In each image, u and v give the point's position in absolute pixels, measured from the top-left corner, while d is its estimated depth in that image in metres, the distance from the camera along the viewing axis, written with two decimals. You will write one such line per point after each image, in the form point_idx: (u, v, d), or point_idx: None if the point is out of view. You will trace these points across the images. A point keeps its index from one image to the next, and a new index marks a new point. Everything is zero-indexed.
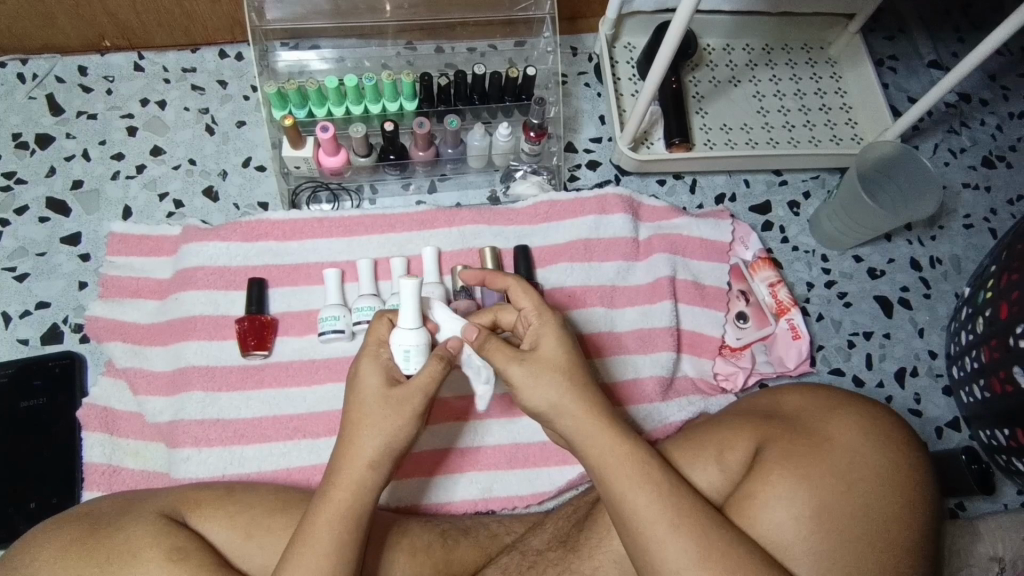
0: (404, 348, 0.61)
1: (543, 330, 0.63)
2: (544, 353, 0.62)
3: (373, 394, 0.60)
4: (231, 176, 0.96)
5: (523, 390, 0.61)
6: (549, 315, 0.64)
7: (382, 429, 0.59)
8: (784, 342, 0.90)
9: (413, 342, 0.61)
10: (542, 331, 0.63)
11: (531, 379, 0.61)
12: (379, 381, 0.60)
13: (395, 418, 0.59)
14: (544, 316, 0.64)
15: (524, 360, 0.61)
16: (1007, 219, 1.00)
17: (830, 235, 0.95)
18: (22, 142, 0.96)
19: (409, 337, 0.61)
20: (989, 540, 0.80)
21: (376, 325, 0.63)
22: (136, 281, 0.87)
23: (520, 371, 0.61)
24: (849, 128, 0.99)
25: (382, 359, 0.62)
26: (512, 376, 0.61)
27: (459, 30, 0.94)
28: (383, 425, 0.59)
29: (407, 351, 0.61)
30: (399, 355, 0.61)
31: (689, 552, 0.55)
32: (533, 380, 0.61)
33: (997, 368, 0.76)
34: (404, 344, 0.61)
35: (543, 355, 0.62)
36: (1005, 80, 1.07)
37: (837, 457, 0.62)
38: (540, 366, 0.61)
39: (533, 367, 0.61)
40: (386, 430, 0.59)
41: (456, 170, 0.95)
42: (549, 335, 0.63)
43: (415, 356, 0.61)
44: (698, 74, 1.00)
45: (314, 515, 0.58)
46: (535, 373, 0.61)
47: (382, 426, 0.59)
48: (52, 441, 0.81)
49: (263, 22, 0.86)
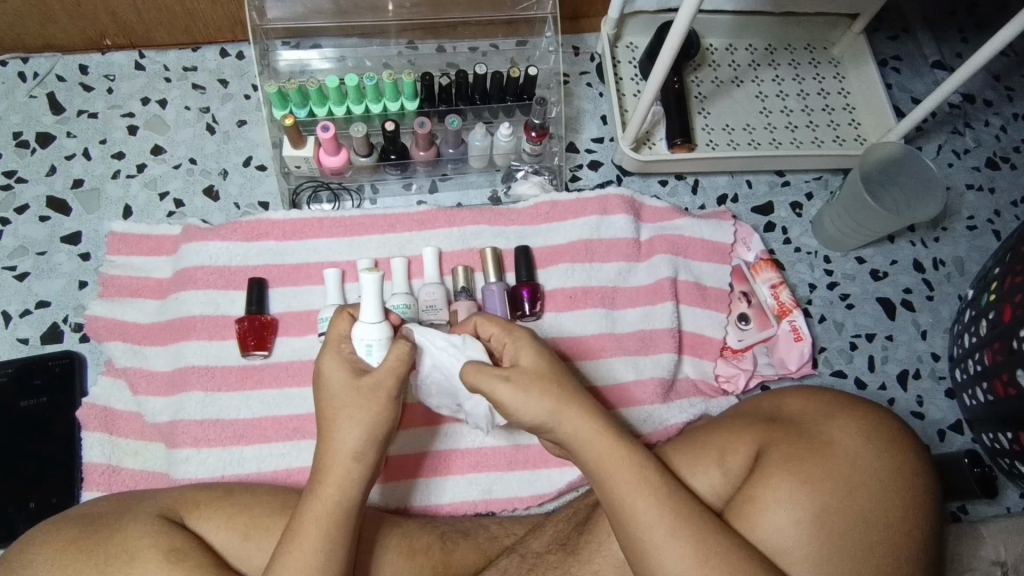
0: (366, 341, 0.62)
1: (518, 346, 0.63)
2: (526, 366, 0.62)
3: (343, 386, 0.60)
4: (231, 175, 0.96)
5: (513, 407, 0.60)
6: (520, 331, 0.65)
7: (358, 419, 0.59)
8: (786, 343, 0.89)
9: (375, 335, 0.62)
10: (518, 348, 0.63)
11: (522, 393, 0.60)
12: (346, 375, 0.61)
13: (372, 407, 0.59)
14: (515, 334, 0.64)
15: (510, 377, 0.60)
16: (1011, 221, 0.99)
17: (833, 237, 0.95)
18: (22, 141, 0.95)
19: (371, 331, 0.62)
20: (992, 544, 0.80)
21: (337, 321, 0.64)
22: (137, 280, 0.87)
23: (510, 389, 0.60)
24: (852, 128, 0.98)
25: (344, 354, 0.62)
26: (503, 398, 0.60)
27: (461, 30, 0.94)
28: (360, 415, 0.59)
29: (369, 345, 0.62)
30: (361, 349, 0.62)
31: (687, 556, 0.55)
32: (524, 395, 0.60)
33: (1001, 371, 0.76)
34: (366, 338, 0.62)
35: (525, 368, 0.61)
36: (1010, 81, 1.07)
37: (838, 461, 0.62)
38: (526, 380, 0.60)
39: (520, 380, 0.60)
40: (364, 420, 0.59)
41: (457, 170, 0.95)
42: (524, 349, 0.63)
43: (378, 349, 0.62)
44: (700, 74, 1.00)
45: (304, 513, 0.58)
46: (525, 389, 0.60)
47: (359, 417, 0.59)
48: (50, 440, 0.81)
49: (264, 21, 0.86)
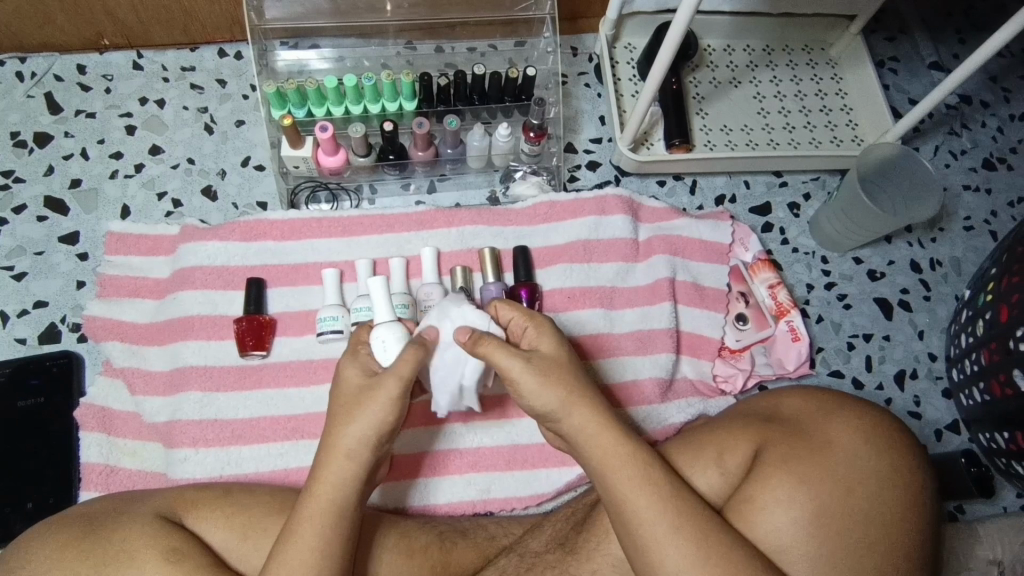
0: (382, 339, 0.63)
1: (539, 333, 0.64)
2: (546, 353, 0.62)
3: (352, 386, 0.61)
4: (229, 175, 0.96)
5: (526, 388, 0.60)
6: (542, 318, 0.65)
7: (358, 418, 0.59)
8: (784, 343, 0.90)
9: (390, 333, 0.64)
10: (540, 333, 0.64)
11: (537, 377, 0.60)
12: (357, 374, 0.62)
13: (371, 406, 0.59)
14: (537, 320, 0.64)
15: (530, 360, 0.60)
16: (1008, 221, 1.00)
17: (829, 236, 0.95)
18: (20, 141, 0.95)
19: (386, 330, 0.64)
20: (989, 544, 0.80)
21: (359, 331, 0.66)
22: (134, 280, 0.87)
23: (528, 370, 0.60)
24: (849, 129, 0.98)
25: (361, 356, 0.63)
26: (518, 377, 0.60)
27: (460, 30, 0.94)
28: (360, 414, 0.59)
29: (384, 343, 0.63)
30: (377, 349, 0.63)
31: (688, 555, 0.55)
32: (539, 380, 0.60)
33: (997, 371, 0.76)
34: (382, 336, 0.64)
35: (545, 354, 0.62)
36: (1006, 82, 1.07)
37: (837, 461, 0.62)
38: (545, 364, 0.61)
39: (538, 364, 0.60)
40: (362, 419, 0.59)
41: (455, 170, 0.95)
42: (545, 336, 0.63)
43: (392, 346, 0.63)
44: (698, 75, 1.00)
45: (299, 511, 0.58)
46: (540, 373, 0.60)
47: (358, 415, 0.59)
48: (47, 441, 0.81)
49: (262, 21, 0.86)
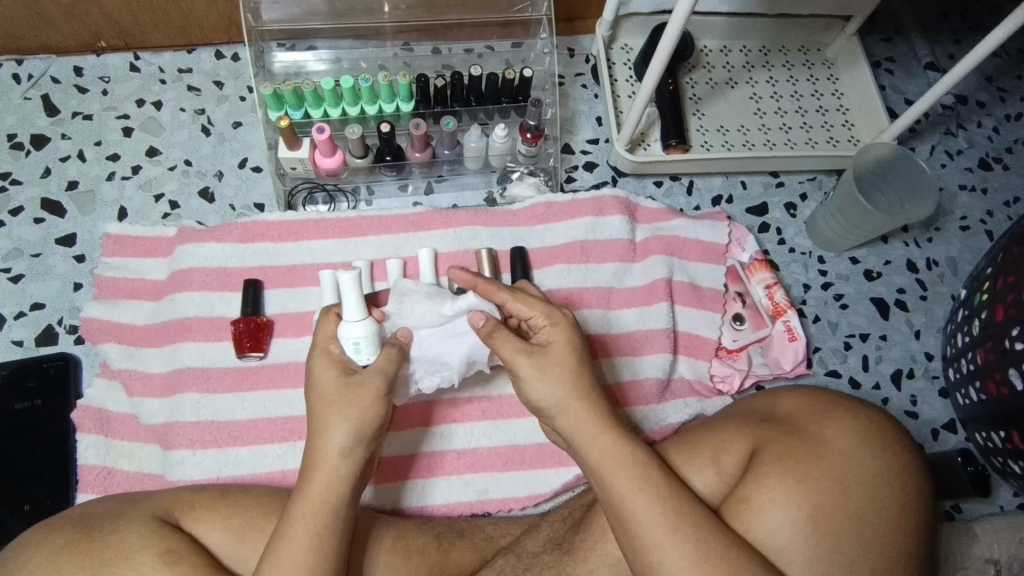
0: (353, 340, 0.62)
1: (554, 328, 0.63)
2: (557, 346, 0.62)
3: (332, 385, 0.61)
4: (227, 176, 0.96)
5: (529, 383, 0.61)
6: (560, 316, 0.64)
7: (346, 416, 0.59)
8: (781, 343, 0.90)
9: (361, 333, 0.62)
10: (554, 331, 0.63)
11: (539, 372, 0.61)
12: (335, 374, 0.61)
13: (360, 404, 0.60)
14: (555, 319, 0.64)
15: (535, 354, 0.61)
16: (1004, 221, 1.00)
17: (825, 237, 0.96)
18: (18, 143, 0.95)
19: (357, 328, 0.62)
20: (986, 543, 0.81)
21: (324, 321, 0.64)
22: (131, 282, 0.87)
23: (530, 364, 0.61)
24: (845, 130, 0.99)
25: (334, 356, 0.62)
26: (521, 369, 0.61)
27: (457, 31, 0.94)
28: (346, 412, 0.59)
29: (357, 343, 0.62)
30: (350, 348, 0.62)
31: (687, 554, 0.55)
32: (540, 376, 0.61)
33: (993, 370, 0.76)
34: (353, 336, 0.62)
35: (551, 350, 0.62)
36: (1002, 82, 1.07)
37: (835, 460, 0.62)
38: (545, 362, 0.61)
39: (541, 361, 0.61)
40: (351, 418, 0.59)
41: (452, 171, 0.95)
42: (559, 334, 0.63)
43: (366, 347, 0.62)
44: (695, 76, 1.00)
45: (292, 512, 0.58)
46: (542, 369, 0.61)
47: (346, 414, 0.59)
48: (44, 443, 0.81)
49: (259, 22, 0.87)
